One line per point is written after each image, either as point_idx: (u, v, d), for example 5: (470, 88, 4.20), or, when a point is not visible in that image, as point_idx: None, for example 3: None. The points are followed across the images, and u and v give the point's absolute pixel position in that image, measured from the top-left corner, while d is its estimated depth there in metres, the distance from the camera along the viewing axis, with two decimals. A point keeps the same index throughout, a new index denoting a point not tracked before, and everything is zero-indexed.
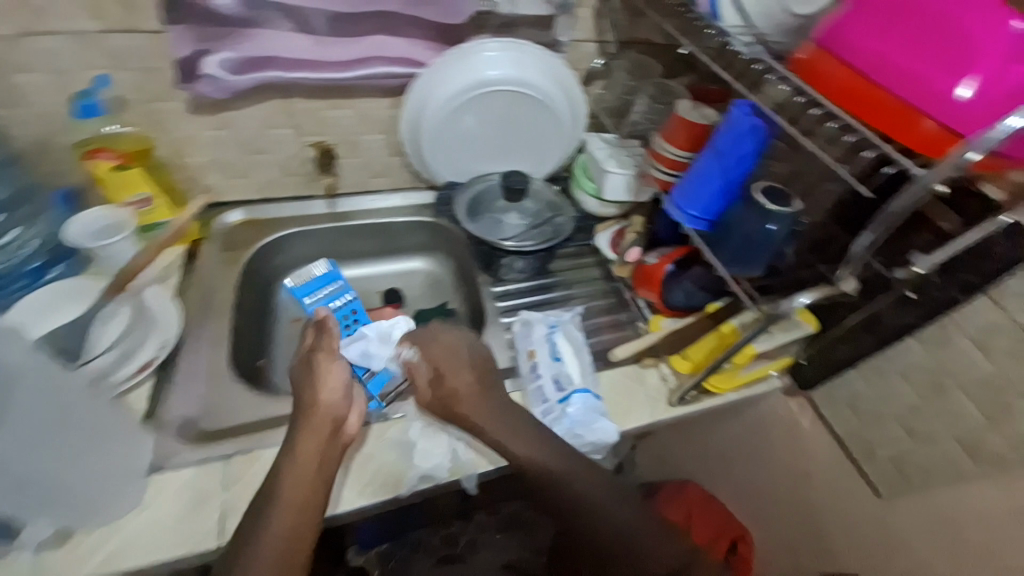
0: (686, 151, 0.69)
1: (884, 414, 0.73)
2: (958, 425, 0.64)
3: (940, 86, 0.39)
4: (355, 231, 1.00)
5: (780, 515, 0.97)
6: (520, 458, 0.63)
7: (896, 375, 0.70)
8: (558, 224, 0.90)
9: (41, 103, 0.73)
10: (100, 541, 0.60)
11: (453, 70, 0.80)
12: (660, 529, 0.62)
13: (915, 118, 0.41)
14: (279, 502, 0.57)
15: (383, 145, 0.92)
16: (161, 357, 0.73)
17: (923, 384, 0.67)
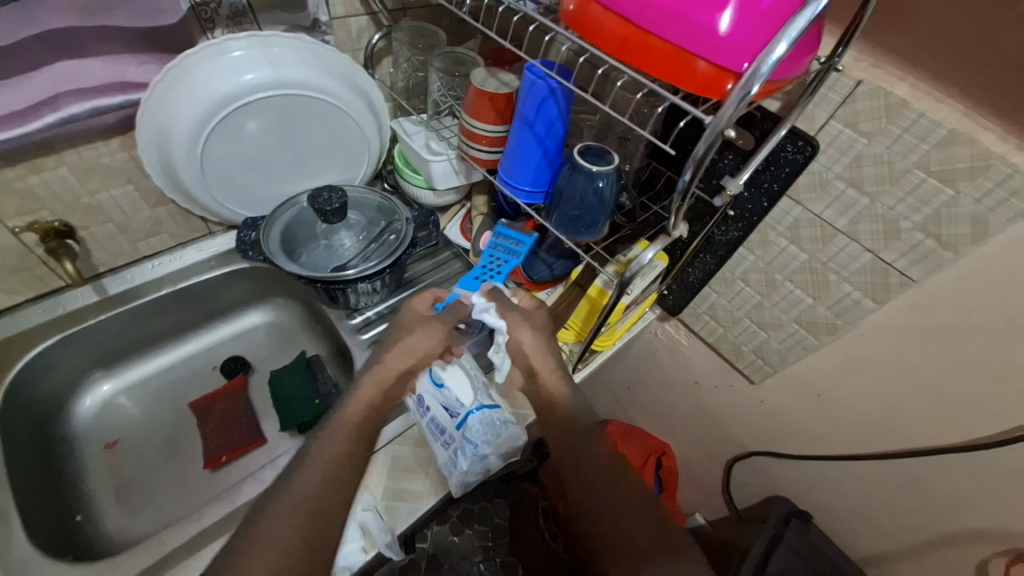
0: (499, 124, 0.64)
1: (738, 316, 0.80)
2: (793, 309, 0.72)
3: (705, 21, 0.38)
4: (148, 310, 0.79)
5: (687, 423, 1.06)
6: None
7: (737, 281, 0.76)
8: (396, 229, 0.77)
9: None
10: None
11: (188, 85, 0.62)
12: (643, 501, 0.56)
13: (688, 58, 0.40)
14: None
15: (138, 196, 0.71)
16: None
17: (759, 282, 0.73)
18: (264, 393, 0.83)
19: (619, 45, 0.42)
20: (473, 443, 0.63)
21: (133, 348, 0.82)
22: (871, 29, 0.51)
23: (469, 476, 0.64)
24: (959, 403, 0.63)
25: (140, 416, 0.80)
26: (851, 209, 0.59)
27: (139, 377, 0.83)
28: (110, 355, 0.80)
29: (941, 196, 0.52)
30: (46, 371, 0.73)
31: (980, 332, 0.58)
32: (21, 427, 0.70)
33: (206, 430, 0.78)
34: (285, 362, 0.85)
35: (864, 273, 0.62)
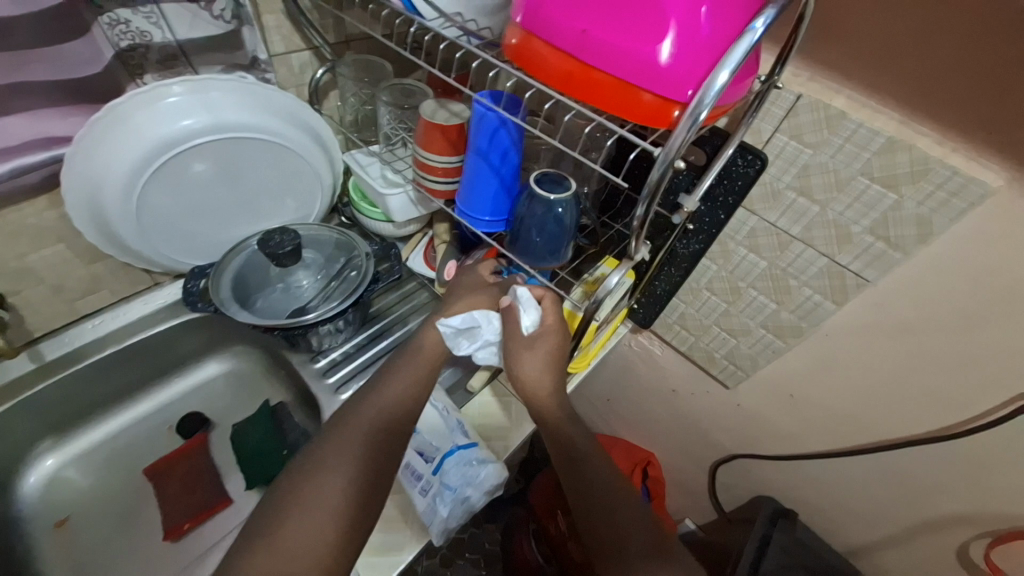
0: (452, 154, 0.62)
1: (706, 324, 0.80)
2: (759, 315, 0.73)
3: (646, 53, 0.38)
4: (91, 373, 0.73)
5: (670, 430, 1.06)
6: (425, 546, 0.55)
7: (703, 290, 0.77)
8: (356, 265, 0.75)
9: None
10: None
11: (119, 135, 0.59)
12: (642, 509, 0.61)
13: (635, 89, 0.40)
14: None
15: (71, 255, 0.67)
16: None
17: (724, 290, 0.74)
18: (227, 448, 0.79)
19: (564, 78, 0.42)
20: (451, 488, 0.62)
21: (76, 416, 0.76)
22: (804, 45, 0.53)
23: (451, 521, 0.62)
24: (921, 394, 0.66)
25: (91, 490, 0.74)
26: (803, 217, 0.61)
27: (86, 447, 0.76)
28: (54, 426, 0.74)
29: (885, 201, 0.54)
30: None
31: (933, 326, 0.60)
32: None
33: (166, 498, 0.73)
34: (249, 413, 0.81)
35: (822, 277, 0.64)
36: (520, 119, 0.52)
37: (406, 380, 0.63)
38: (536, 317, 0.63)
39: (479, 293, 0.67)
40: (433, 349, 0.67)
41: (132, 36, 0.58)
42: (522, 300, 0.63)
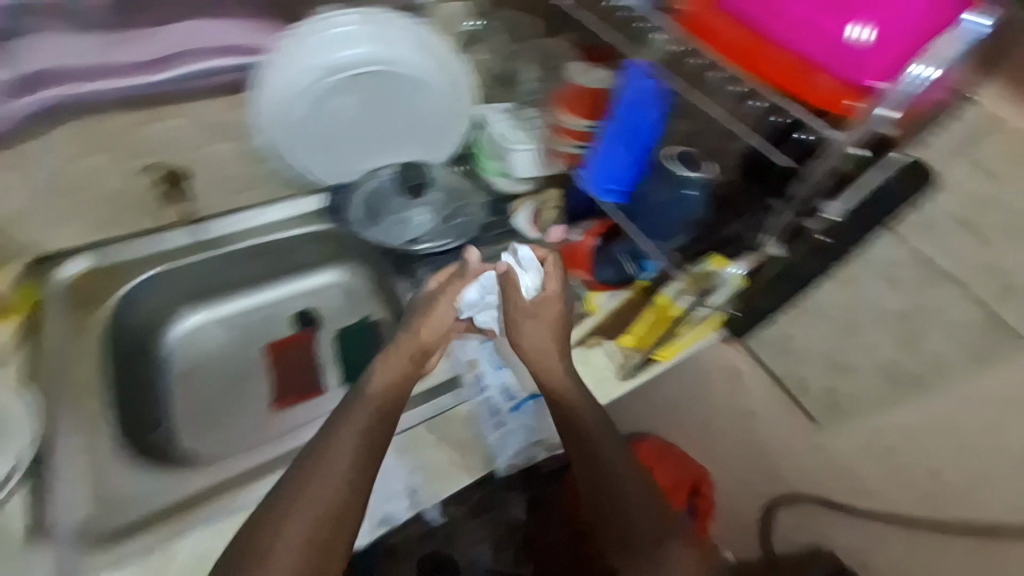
0: (587, 119, 0.66)
1: (813, 352, 0.73)
2: (868, 355, 0.66)
3: (832, 30, 0.42)
4: (233, 258, 0.83)
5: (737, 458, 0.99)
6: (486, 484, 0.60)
7: (820, 315, 0.69)
8: (471, 214, 0.82)
9: None
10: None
11: (293, 58, 0.67)
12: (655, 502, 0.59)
13: (811, 70, 0.43)
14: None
15: (237, 154, 0.77)
16: (20, 467, 0.59)
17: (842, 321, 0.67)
18: (331, 345, 0.86)
19: (746, 47, 0.46)
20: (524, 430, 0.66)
21: (216, 288, 0.84)
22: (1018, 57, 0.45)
23: (516, 460, 0.66)
24: None
25: (212, 355, 0.82)
26: (966, 251, 0.53)
27: (219, 313, 0.85)
28: (197, 292, 0.83)
29: None
30: (145, 299, 0.79)
31: None
32: (119, 348, 0.76)
33: (273, 378, 0.82)
34: (355, 321, 0.87)
35: (971, 325, 0.55)
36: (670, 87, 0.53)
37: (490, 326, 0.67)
38: (536, 279, 0.66)
39: None
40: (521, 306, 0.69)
41: None
42: (520, 260, 0.66)
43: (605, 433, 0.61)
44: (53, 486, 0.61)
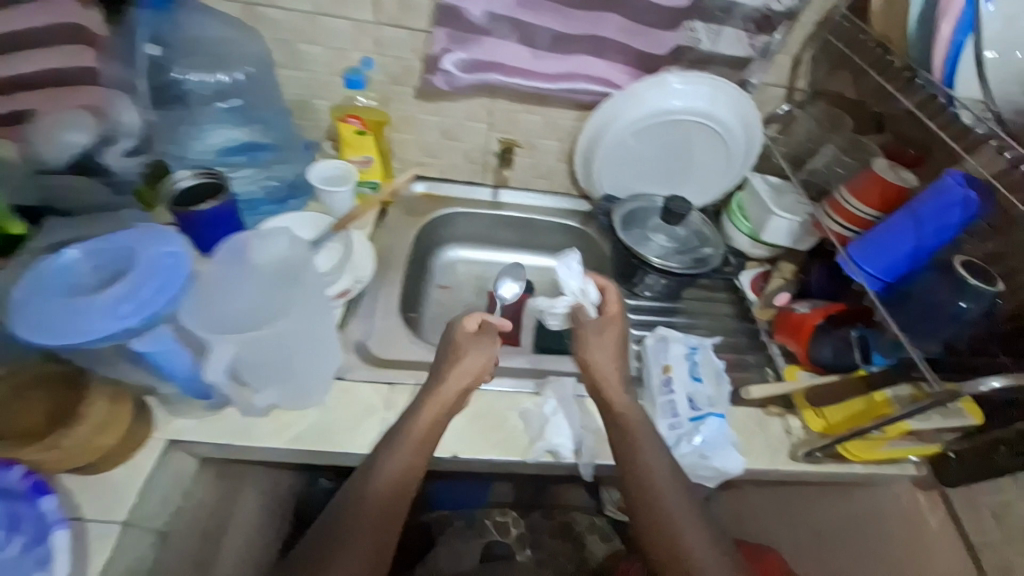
0: (877, 211, 0.69)
1: (983, 507, 0.71)
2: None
3: None
4: (507, 221, 1.07)
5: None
6: (660, 490, 0.66)
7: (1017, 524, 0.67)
8: (705, 254, 0.92)
9: (312, 71, 0.83)
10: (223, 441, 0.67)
11: (644, 96, 0.84)
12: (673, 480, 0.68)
13: None
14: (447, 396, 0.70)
15: (555, 150, 0.98)
16: (354, 289, 0.83)
17: None
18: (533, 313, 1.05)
19: None
20: (703, 438, 0.71)
21: (479, 241, 1.10)
22: None
23: (683, 463, 0.72)
24: None
25: (465, 281, 1.09)
26: None
27: (471, 256, 1.10)
28: (471, 235, 1.09)
29: None
30: (444, 226, 1.06)
31: None
32: (417, 261, 1.01)
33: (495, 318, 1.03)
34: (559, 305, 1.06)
35: None
36: (974, 197, 0.59)
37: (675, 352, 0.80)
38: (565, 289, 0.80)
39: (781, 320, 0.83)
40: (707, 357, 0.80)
41: (690, 40, 0.80)
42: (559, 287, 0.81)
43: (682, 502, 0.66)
44: (373, 318, 0.86)
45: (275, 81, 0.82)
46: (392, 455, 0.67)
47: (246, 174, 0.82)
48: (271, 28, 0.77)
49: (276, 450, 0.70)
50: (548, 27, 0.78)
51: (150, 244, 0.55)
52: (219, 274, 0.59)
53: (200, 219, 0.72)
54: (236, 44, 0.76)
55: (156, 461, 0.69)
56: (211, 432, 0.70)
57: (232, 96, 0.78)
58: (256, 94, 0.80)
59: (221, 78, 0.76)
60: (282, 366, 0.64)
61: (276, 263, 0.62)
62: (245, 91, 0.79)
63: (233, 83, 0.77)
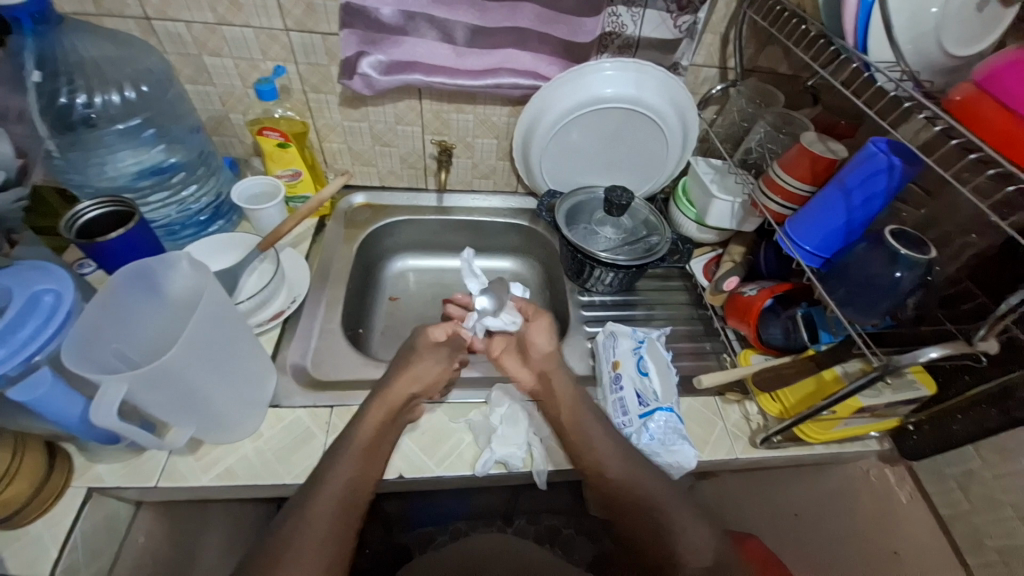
0: (808, 185, 0.68)
1: (949, 476, 0.69)
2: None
3: None
4: (454, 225, 1.03)
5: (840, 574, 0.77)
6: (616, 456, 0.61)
7: None
8: (653, 243, 0.88)
9: (227, 84, 0.83)
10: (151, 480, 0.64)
11: (574, 85, 0.82)
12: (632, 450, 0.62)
13: None
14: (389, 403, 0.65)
15: (494, 149, 0.96)
16: (290, 310, 0.80)
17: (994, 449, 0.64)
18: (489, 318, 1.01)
19: (973, 117, 0.49)
20: (652, 434, 0.68)
21: (428, 247, 1.07)
22: None
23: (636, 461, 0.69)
24: None
25: (416, 291, 1.05)
26: None
27: (424, 264, 1.08)
28: (419, 243, 1.06)
29: None
30: (389, 235, 1.02)
31: None
32: (361, 271, 0.98)
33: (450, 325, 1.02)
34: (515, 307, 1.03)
35: None
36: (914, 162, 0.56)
37: (623, 345, 0.77)
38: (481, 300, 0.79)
39: (730, 301, 0.82)
40: (654, 352, 0.77)
41: (615, 25, 0.80)
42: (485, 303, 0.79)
43: (642, 478, 0.60)
44: (313, 336, 0.82)
45: (186, 96, 0.82)
46: (339, 463, 0.59)
47: (159, 197, 0.79)
48: (177, 44, 0.77)
49: (205, 489, 0.65)
50: (466, 22, 0.76)
51: (25, 286, 0.54)
52: (118, 307, 0.57)
53: (108, 248, 0.68)
54: (134, 62, 0.75)
55: (78, 513, 0.61)
56: (133, 476, 0.64)
57: (130, 116, 0.75)
58: (165, 111, 0.78)
59: (123, 95, 0.74)
60: (198, 402, 0.59)
61: (183, 293, 0.60)
62: (151, 108, 0.76)
63: (138, 98, 0.75)
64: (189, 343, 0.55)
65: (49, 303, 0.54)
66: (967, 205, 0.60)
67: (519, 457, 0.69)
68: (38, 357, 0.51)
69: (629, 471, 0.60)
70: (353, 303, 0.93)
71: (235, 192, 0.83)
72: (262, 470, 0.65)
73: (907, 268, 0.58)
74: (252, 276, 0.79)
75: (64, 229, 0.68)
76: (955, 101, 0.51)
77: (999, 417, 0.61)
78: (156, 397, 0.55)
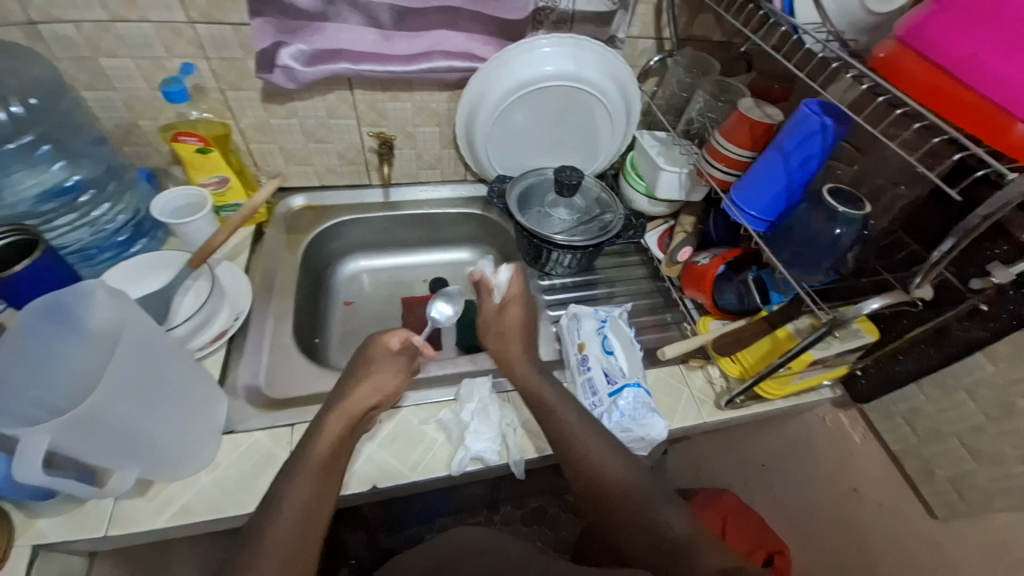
0: (749, 151, 0.70)
1: (897, 415, 0.72)
2: (961, 422, 0.64)
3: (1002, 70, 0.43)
4: (404, 220, 0.99)
5: (804, 510, 0.85)
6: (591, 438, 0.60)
7: (925, 428, 0.69)
8: (607, 221, 0.88)
9: (130, 88, 0.75)
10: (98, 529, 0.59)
11: (513, 64, 0.79)
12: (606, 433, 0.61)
13: (953, 78, 0.47)
14: (348, 414, 0.62)
15: (437, 138, 0.92)
16: (234, 328, 0.75)
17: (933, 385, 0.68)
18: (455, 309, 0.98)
19: (897, 73, 0.51)
20: (622, 411, 0.68)
21: (379, 245, 1.03)
22: None
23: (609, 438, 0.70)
24: None
25: (372, 292, 1.01)
26: None
27: (377, 263, 1.03)
28: (369, 242, 1.01)
29: None
30: (336, 237, 0.97)
31: None
32: (310, 278, 0.93)
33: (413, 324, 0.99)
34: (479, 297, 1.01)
35: None
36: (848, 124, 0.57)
37: (588, 325, 0.77)
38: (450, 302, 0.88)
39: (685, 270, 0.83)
40: (619, 330, 0.78)
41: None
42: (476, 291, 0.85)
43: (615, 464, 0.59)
44: (264, 353, 0.77)
45: (83, 104, 0.73)
46: (302, 479, 0.55)
47: (67, 220, 0.71)
48: (62, 45, 0.68)
49: (160, 531, 0.60)
50: (390, 4, 0.71)
51: None
52: (28, 349, 0.50)
53: (13, 284, 0.60)
54: (13, 69, 0.66)
55: (26, 572, 0.56)
56: (78, 527, 0.59)
57: (21, 133, 0.66)
58: (60, 125, 0.69)
59: (9, 111, 0.64)
60: (139, 441, 0.54)
61: (103, 326, 0.54)
62: (42, 123, 0.67)
63: (27, 113, 0.66)
64: (117, 381, 0.50)
65: None
66: (894, 158, 0.63)
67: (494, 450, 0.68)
68: None
69: (598, 452, 0.60)
70: (305, 313, 0.88)
71: (155, 206, 0.76)
72: (221, 502, 0.61)
73: (846, 224, 0.59)
74: (187, 297, 0.73)
75: None
76: (880, 59, 0.53)
77: (935, 356, 0.65)
78: (87, 444, 0.50)
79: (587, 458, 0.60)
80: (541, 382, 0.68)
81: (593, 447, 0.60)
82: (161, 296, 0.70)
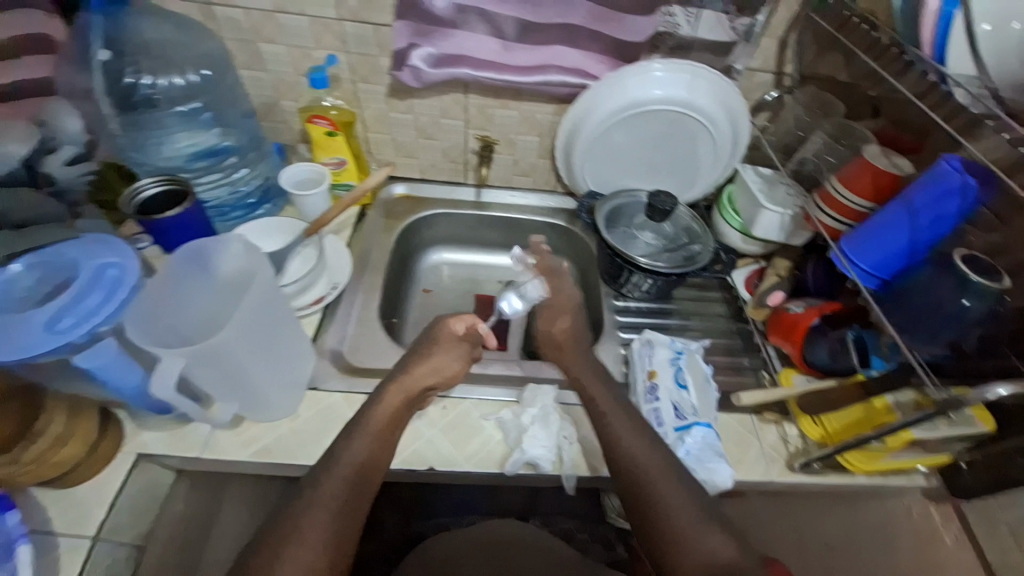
0: (869, 202, 0.65)
1: None
2: None
3: None
4: (491, 221, 1.03)
5: None
6: (649, 468, 0.58)
7: None
8: (695, 251, 0.86)
9: (279, 71, 0.85)
10: (190, 450, 0.66)
11: (624, 85, 0.80)
12: (666, 466, 0.59)
13: None
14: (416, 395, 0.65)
15: (535, 147, 0.95)
16: (329, 296, 0.82)
17: None
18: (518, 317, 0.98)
19: None
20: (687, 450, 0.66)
21: (463, 241, 1.07)
22: None
23: None
24: None
25: (449, 285, 1.05)
26: None
27: (458, 257, 1.08)
28: (455, 236, 1.06)
29: None
30: (426, 228, 1.03)
31: None
32: (397, 262, 0.99)
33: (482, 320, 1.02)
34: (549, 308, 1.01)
35: None
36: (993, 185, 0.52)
37: (659, 354, 0.75)
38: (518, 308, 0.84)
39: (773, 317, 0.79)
40: (693, 365, 0.76)
41: (668, 25, 0.78)
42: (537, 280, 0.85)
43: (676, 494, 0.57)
44: (348, 323, 0.83)
45: (239, 82, 0.85)
46: (367, 444, 0.60)
47: (211, 179, 0.82)
48: (234, 29, 0.79)
49: (240, 464, 0.67)
50: (517, 17, 0.75)
51: (91, 259, 0.56)
52: (176, 284, 0.59)
53: (164, 226, 0.70)
54: (194, 47, 0.78)
55: (126, 476, 0.64)
56: (175, 445, 0.67)
57: (190, 99, 0.78)
58: (222, 96, 0.81)
59: (186, 78, 0.77)
60: (241, 382, 0.61)
61: (233, 274, 0.61)
62: (207, 92, 0.79)
63: (200, 82, 0.78)
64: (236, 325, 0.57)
65: (113, 275, 0.55)
66: None
67: (547, 459, 0.68)
68: (103, 327, 0.52)
69: (655, 479, 0.58)
70: (389, 293, 0.94)
71: (282, 176, 0.85)
72: (293, 451, 0.67)
73: (977, 296, 0.53)
74: (295, 261, 0.80)
75: (126, 205, 0.71)
76: None
77: None
78: (205, 373, 0.57)
79: (645, 483, 0.58)
80: (603, 402, 0.67)
81: (649, 477, 0.58)
82: (277, 258, 0.77)
